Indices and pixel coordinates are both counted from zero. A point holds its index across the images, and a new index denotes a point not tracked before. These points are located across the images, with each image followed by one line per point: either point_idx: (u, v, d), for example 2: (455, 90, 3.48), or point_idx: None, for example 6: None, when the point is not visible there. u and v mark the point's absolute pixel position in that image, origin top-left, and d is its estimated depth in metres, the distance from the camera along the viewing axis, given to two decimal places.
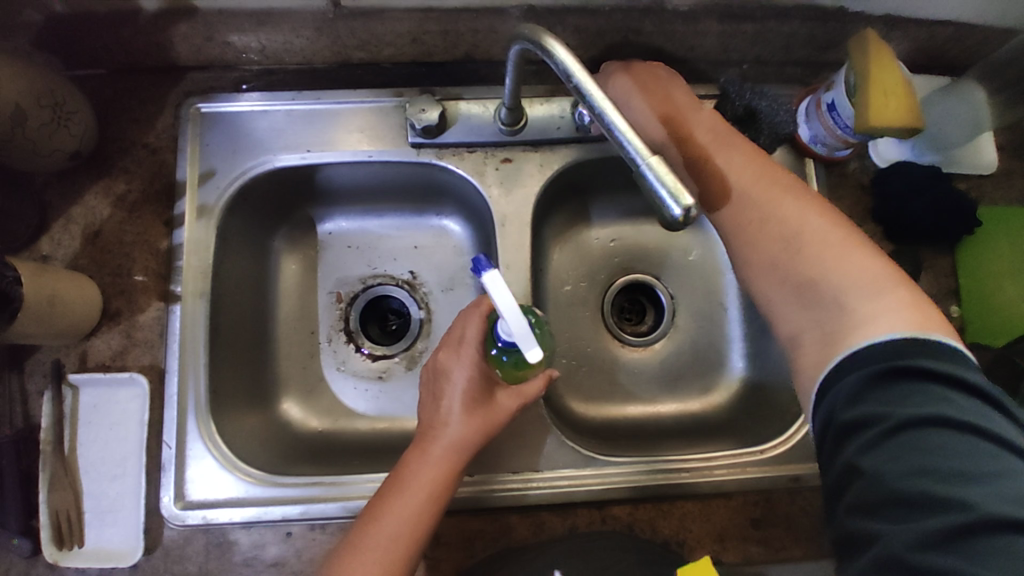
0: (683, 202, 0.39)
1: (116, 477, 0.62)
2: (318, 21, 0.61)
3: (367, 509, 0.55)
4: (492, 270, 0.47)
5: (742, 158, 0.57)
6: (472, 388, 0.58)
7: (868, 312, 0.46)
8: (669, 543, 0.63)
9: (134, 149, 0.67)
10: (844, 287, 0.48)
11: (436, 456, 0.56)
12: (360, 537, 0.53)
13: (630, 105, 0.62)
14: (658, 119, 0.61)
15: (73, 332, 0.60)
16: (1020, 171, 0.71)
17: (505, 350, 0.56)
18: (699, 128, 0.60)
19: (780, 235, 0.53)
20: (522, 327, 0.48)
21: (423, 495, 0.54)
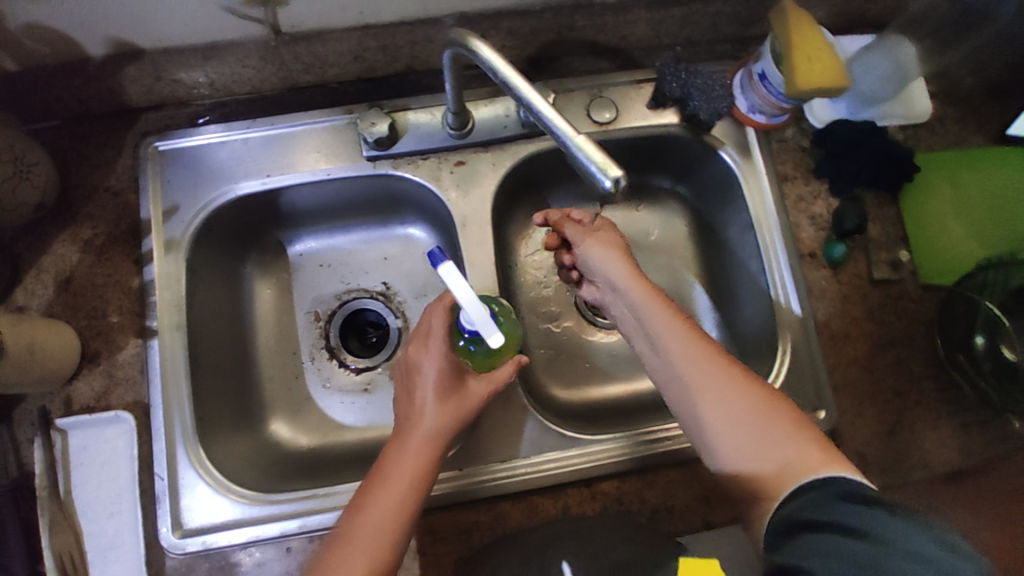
0: (611, 173, 0.42)
1: (113, 514, 0.63)
2: (261, 50, 0.64)
3: (353, 503, 0.56)
4: (449, 263, 0.51)
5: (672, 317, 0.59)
6: (444, 377, 0.60)
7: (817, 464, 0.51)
8: (657, 512, 0.65)
9: (96, 194, 0.68)
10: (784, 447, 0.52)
11: (416, 447, 0.58)
12: (349, 533, 0.54)
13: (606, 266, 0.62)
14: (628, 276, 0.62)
15: (54, 377, 0.61)
16: (953, 115, 0.74)
17: (472, 340, 0.62)
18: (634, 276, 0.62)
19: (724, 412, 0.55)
20: (482, 316, 0.51)
21: (405, 490, 0.56)
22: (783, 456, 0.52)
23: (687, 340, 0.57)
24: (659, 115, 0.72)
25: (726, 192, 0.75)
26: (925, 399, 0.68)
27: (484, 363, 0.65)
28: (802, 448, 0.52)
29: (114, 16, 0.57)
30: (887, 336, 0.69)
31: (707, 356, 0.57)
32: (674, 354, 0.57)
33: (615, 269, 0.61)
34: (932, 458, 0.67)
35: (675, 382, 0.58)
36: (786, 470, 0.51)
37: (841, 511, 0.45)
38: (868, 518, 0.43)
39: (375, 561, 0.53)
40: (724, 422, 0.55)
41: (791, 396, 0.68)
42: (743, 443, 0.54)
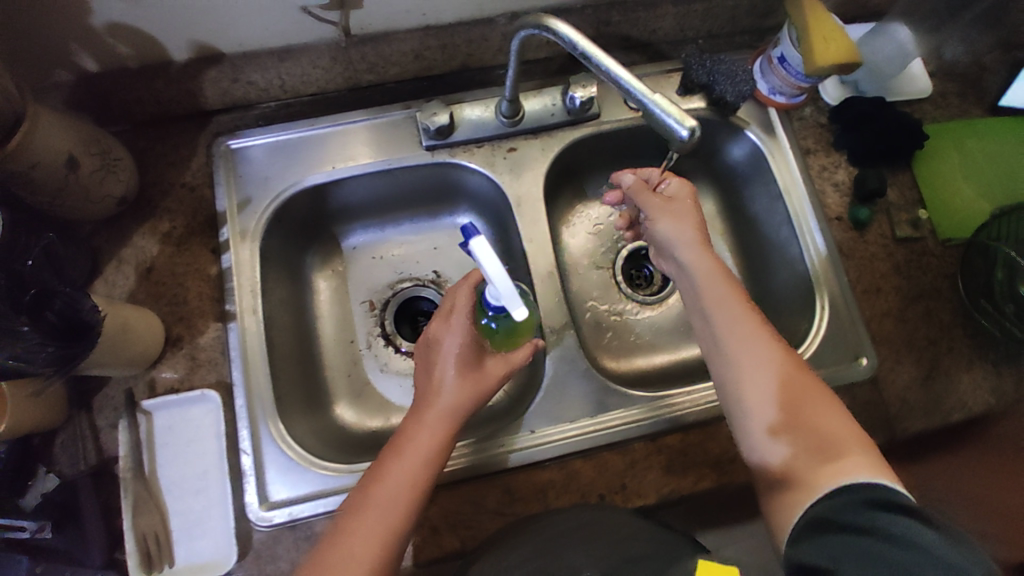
0: (687, 124, 0.47)
1: (199, 491, 0.64)
2: (332, 50, 0.70)
3: (371, 473, 0.59)
4: (481, 236, 0.51)
5: (736, 301, 0.64)
6: (465, 355, 0.64)
7: (851, 461, 0.55)
8: (721, 463, 0.69)
9: (172, 190, 0.72)
10: (827, 437, 0.57)
11: (431, 422, 0.61)
12: (366, 498, 0.57)
13: (685, 253, 0.66)
14: (704, 257, 0.66)
15: (141, 358, 0.64)
16: (954, 90, 0.82)
17: (494, 320, 0.63)
18: (706, 258, 0.65)
19: (757, 382, 0.61)
20: (508, 290, 0.52)
21: (420, 463, 0.59)
22: (810, 443, 0.57)
23: (733, 316, 0.63)
24: (688, 100, 0.80)
25: (754, 168, 0.81)
26: (957, 346, 0.73)
27: (504, 343, 0.67)
28: (848, 450, 0.56)
29: (202, 19, 0.63)
30: (915, 290, 0.74)
31: (754, 332, 0.63)
32: (728, 338, 0.63)
33: (688, 255, 0.66)
34: (969, 399, 0.71)
35: (723, 363, 0.63)
36: (814, 466, 0.56)
37: (870, 517, 0.48)
38: (889, 520, 0.47)
39: (389, 527, 0.56)
40: (763, 406, 0.60)
41: (831, 347, 0.73)
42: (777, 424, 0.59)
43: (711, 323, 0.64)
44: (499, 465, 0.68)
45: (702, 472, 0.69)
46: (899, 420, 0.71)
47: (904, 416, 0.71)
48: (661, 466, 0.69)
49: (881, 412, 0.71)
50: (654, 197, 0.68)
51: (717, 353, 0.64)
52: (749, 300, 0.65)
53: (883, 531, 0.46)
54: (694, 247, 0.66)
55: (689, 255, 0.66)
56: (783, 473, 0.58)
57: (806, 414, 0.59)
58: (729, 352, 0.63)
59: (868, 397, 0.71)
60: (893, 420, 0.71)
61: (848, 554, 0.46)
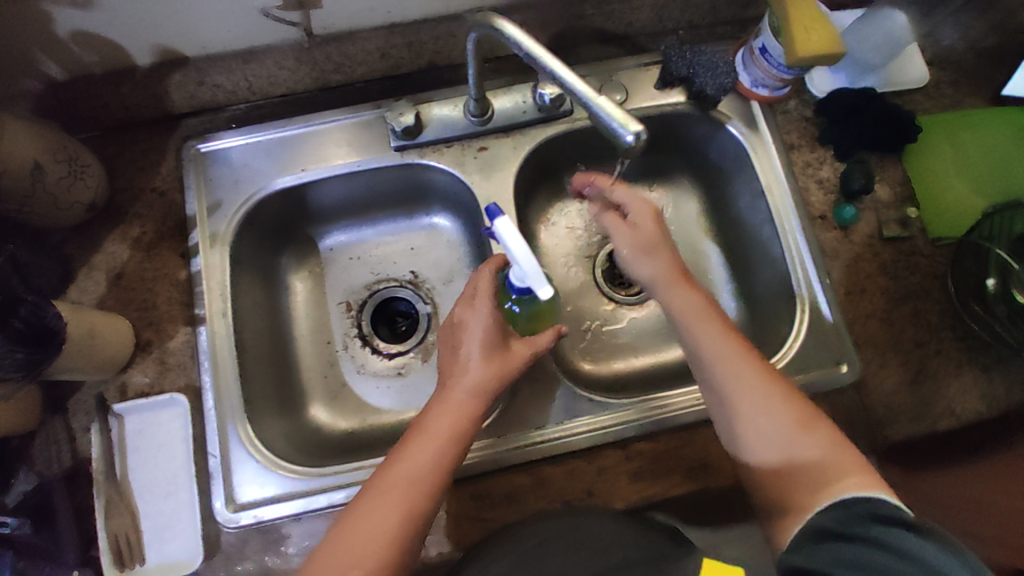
0: (631, 128, 0.46)
1: (169, 494, 0.65)
2: (295, 52, 0.69)
3: (384, 465, 0.60)
4: (506, 219, 0.52)
5: (719, 329, 0.62)
6: (489, 335, 0.64)
7: (845, 478, 0.54)
8: (696, 469, 0.67)
9: (143, 195, 0.72)
10: (819, 460, 0.56)
11: (458, 400, 0.62)
12: (381, 488, 0.57)
13: (665, 290, 0.64)
14: (685, 291, 0.64)
15: (110, 363, 0.65)
16: (950, 79, 0.77)
17: (518, 301, 0.66)
18: (687, 295, 0.64)
19: (749, 405, 0.59)
20: (532, 268, 0.52)
21: (444, 444, 0.60)
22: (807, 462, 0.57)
23: (717, 344, 0.61)
24: (667, 95, 0.77)
25: (736, 164, 0.79)
26: (945, 349, 0.70)
27: (527, 328, 0.70)
28: (842, 472, 0.55)
29: (164, 22, 0.63)
30: (902, 291, 0.71)
31: (739, 359, 0.61)
32: (714, 367, 0.61)
33: (670, 295, 0.64)
34: (958, 405, 0.68)
35: (709, 389, 0.62)
36: (813, 485, 0.55)
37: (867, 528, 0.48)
38: (884, 531, 0.47)
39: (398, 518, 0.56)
40: (761, 430, 0.59)
41: (813, 350, 0.70)
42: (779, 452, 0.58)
43: (702, 360, 0.62)
44: (465, 471, 0.67)
45: (676, 479, 0.67)
46: (884, 425, 0.68)
47: (890, 422, 0.68)
48: (632, 473, 0.67)
49: (864, 419, 0.68)
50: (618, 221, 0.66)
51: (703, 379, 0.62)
52: (730, 325, 0.63)
53: (878, 541, 0.46)
54: (673, 286, 0.64)
55: (670, 296, 0.64)
56: (780, 488, 0.57)
57: (813, 427, 0.58)
58: (722, 387, 0.61)
59: (850, 403, 0.68)
60: (877, 426, 0.68)
61: (839, 563, 0.46)
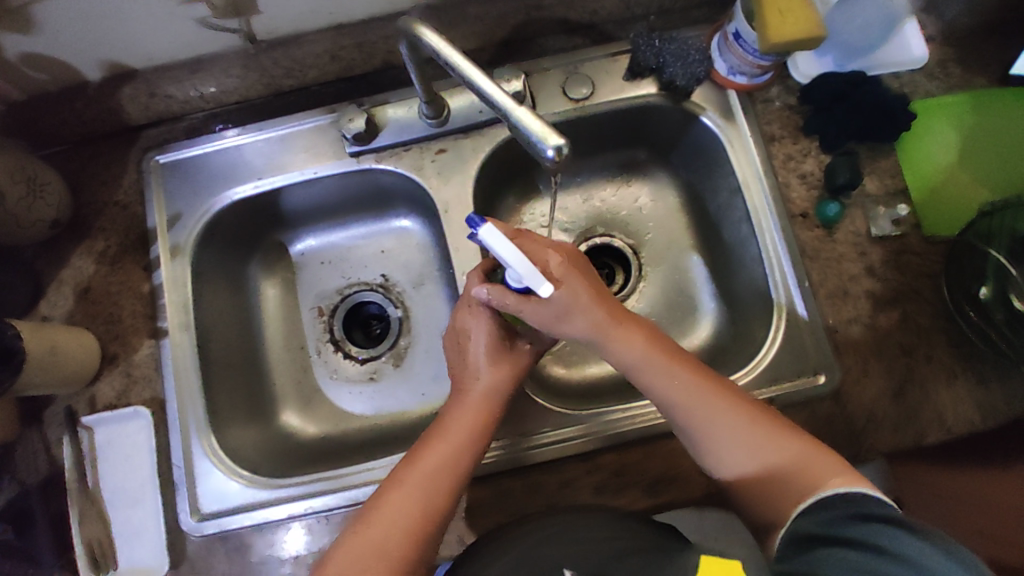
0: (550, 142, 0.43)
1: (137, 503, 0.67)
2: (242, 58, 0.68)
3: (390, 476, 0.59)
4: (489, 226, 0.48)
5: (673, 365, 0.60)
6: (495, 340, 0.63)
7: (818, 475, 0.53)
8: (656, 483, 0.65)
9: (107, 209, 0.73)
10: (795, 469, 0.54)
11: (473, 404, 0.62)
12: (389, 497, 0.57)
13: (609, 345, 0.60)
14: (628, 336, 0.60)
15: (76, 378, 0.66)
16: (954, 57, 0.70)
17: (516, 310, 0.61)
18: (635, 339, 0.60)
19: (716, 431, 0.57)
20: (529, 270, 0.50)
21: (455, 443, 0.60)
22: (794, 469, 0.54)
23: (672, 377, 0.59)
24: (637, 86, 0.72)
25: (712, 157, 0.74)
26: (938, 355, 0.64)
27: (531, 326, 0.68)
28: (821, 472, 0.53)
29: (105, 39, 0.62)
30: (890, 293, 0.66)
31: (697, 385, 0.59)
32: (674, 404, 0.59)
33: (621, 348, 0.60)
34: (949, 415, 0.63)
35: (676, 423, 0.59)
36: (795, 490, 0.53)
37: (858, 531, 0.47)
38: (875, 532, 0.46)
39: (407, 525, 0.56)
40: (735, 452, 0.57)
41: (788, 359, 0.66)
42: (751, 465, 0.56)
43: (669, 408, 0.59)
44: None
45: (636, 493, 0.65)
46: (865, 438, 0.63)
47: (871, 434, 0.63)
48: (592, 486, 0.66)
49: (841, 430, 0.64)
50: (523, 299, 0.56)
51: (668, 413, 0.60)
52: (684, 355, 0.61)
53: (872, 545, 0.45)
54: (616, 332, 0.60)
55: (614, 347, 0.60)
56: (770, 500, 0.55)
57: (783, 436, 0.56)
58: (686, 427, 0.59)
59: (828, 413, 0.64)
60: (857, 439, 0.63)
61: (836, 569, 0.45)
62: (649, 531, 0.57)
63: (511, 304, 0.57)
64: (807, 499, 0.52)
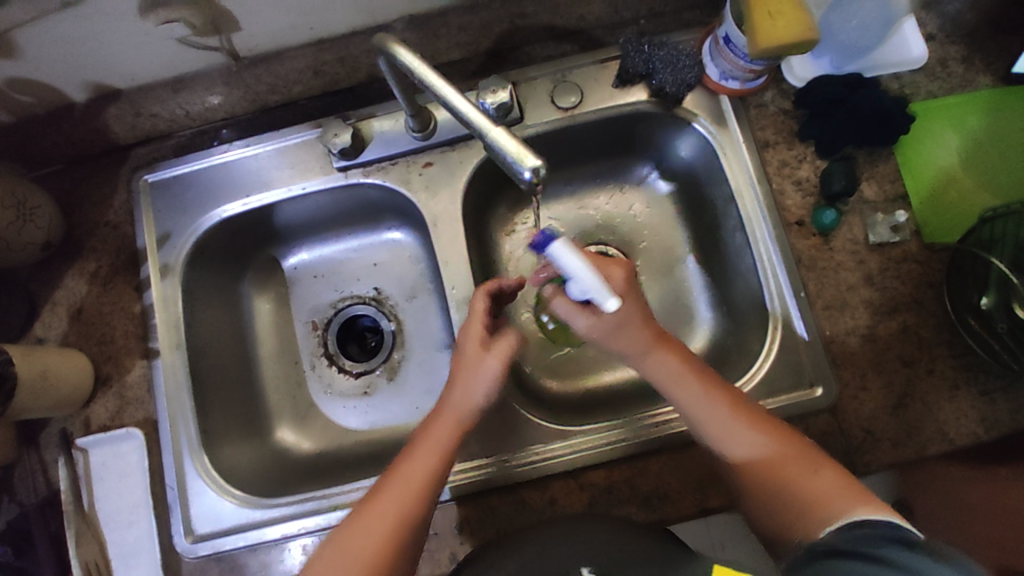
0: (527, 164, 0.42)
1: (132, 523, 0.68)
2: (224, 76, 0.67)
3: (371, 491, 0.58)
4: (561, 242, 0.50)
5: (703, 382, 0.60)
6: (477, 349, 0.62)
7: (838, 504, 0.51)
8: (648, 500, 0.64)
9: (98, 229, 0.73)
10: (813, 495, 0.52)
11: (450, 417, 0.60)
12: (365, 512, 0.56)
13: (643, 362, 0.62)
14: (663, 353, 0.61)
15: (70, 400, 0.67)
16: (954, 56, 0.68)
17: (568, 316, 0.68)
18: (672, 356, 0.61)
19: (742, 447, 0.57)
20: (597, 286, 0.51)
21: (438, 448, 0.59)
22: (812, 495, 0.52)
23: (700, 394, 0.59)
24: (627, 93, 0.70)
25: (706, 164, 0.72)
26: (939, 367, 0.62)
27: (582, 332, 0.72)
28: (838, 497, 0.51)
29: (86, 61, 0.62)
30: (890, 303, 0.64)
31: (722, 403, 0.58)
32: (699, 418, 0.59)
33: (654, 365, 0.61)
34: (951, 428, 0.61)
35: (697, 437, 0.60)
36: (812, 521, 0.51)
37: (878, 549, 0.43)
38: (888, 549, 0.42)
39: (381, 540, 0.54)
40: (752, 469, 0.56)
41: (783, 371, 0.65)
42: (768, 484, 0.55)
43: (692, 421, 0.59)
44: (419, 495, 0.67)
45: (628, 510, 0.64)
46: (862, 452, 0.62)
47: (870, 449, 0.62)
48: (584, 503, 0.65)
49: (839, 444, 0.62)
50: (576, 312, 0.61)
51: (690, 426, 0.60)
52: (711, 372, 0.61)
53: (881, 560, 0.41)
54: (652, 352, 0.61)
55: (646, 364, 0.62)
56: (783, 522, 0.53)
57: (797, 460, 0.55)
58: (706, 439, 0.59)
59: (825, 428, 0.63)
60: (855, 453, 0.62)
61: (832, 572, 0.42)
62: (644, 542, 0.56)
63: (566, 313, 0.62)
64: (834, 523, 0.49)
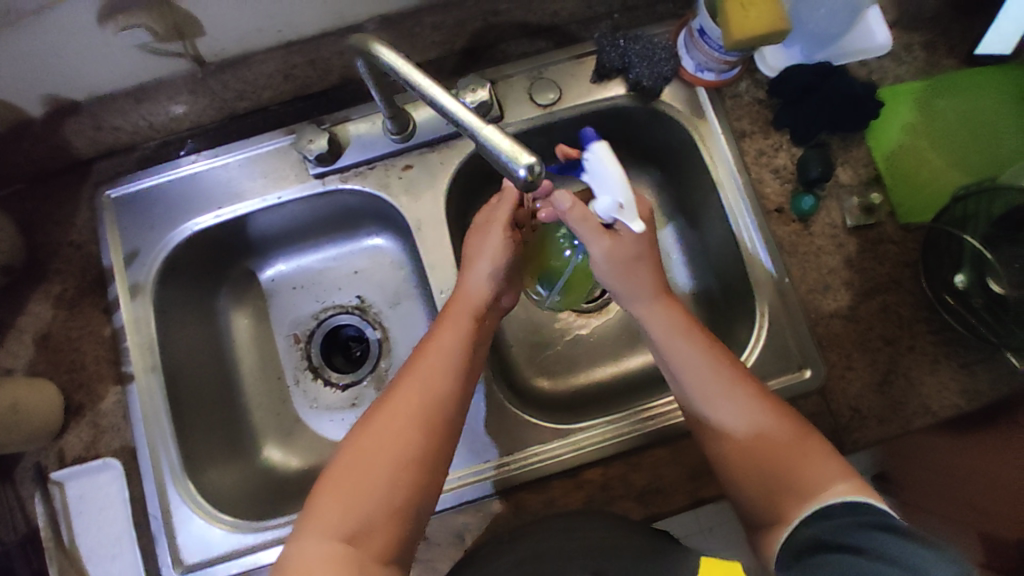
0: (523, 162, 0.41)
1: (116, 557, 0.64)
2: (189, 83, 0.65)
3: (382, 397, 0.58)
4: (604, 142, 0.49)
5: (707, 343, 0.59)
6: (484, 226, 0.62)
7: (824, 482, 0.52)
8: (645, 494, 0.64)
9: (60, 250, 0.69)
10: (799, 470, 0.54)
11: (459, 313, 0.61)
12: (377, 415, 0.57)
13: (641, 308, 0.61)
14: (665, 313, 0.60)
15: (42, 433, 0.63)
16: (916, 41, 0.70)
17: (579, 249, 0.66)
18: (676, 313, 0.60)
19: (740, 419, 0.57)
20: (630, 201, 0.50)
21: (445, 352, 0.59)
22: (798, 471, 0.54)
23: (701, 357, 0.58)
24: (605, 88, 0.70)
25: (686, 155, 0.73)
26: (919, 343, 0.64)
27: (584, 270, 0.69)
28: (823, 475, 0.53)
29: (40, 74, 0.58)
30: (870, 284, 0.65)
31: (721, 369, 0.58)
32: (695, 385, 0.58)
33: (654, 314, 0.60)
34: (934, 402, 0.63)
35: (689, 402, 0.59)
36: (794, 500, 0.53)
37: (863, 537, 0.45)
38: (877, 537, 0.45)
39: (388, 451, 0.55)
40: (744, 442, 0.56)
41: (773, 356, 0.66)
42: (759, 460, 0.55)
43: (685, 383, 0.59)
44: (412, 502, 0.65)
45: (626, 505, 0.64)
46: (850, 431, 0.63)
47: (858, 428, 0.63)
48: (582, 501, 0.64)
49: (830, 425, 0.63)
50: (600, 232, 0.56)
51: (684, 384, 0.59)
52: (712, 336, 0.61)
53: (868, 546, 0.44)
54: (653, 304, 0.60)
55: (643, 310, 0.60)
56: (761, 500, 0.55)
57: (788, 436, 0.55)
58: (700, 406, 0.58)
59: (815, 410, 0.64)
60: (843, 432, 0.63)
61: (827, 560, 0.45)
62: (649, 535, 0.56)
63: (584, 234, 0.56)
64: (813, 504, 0.52)
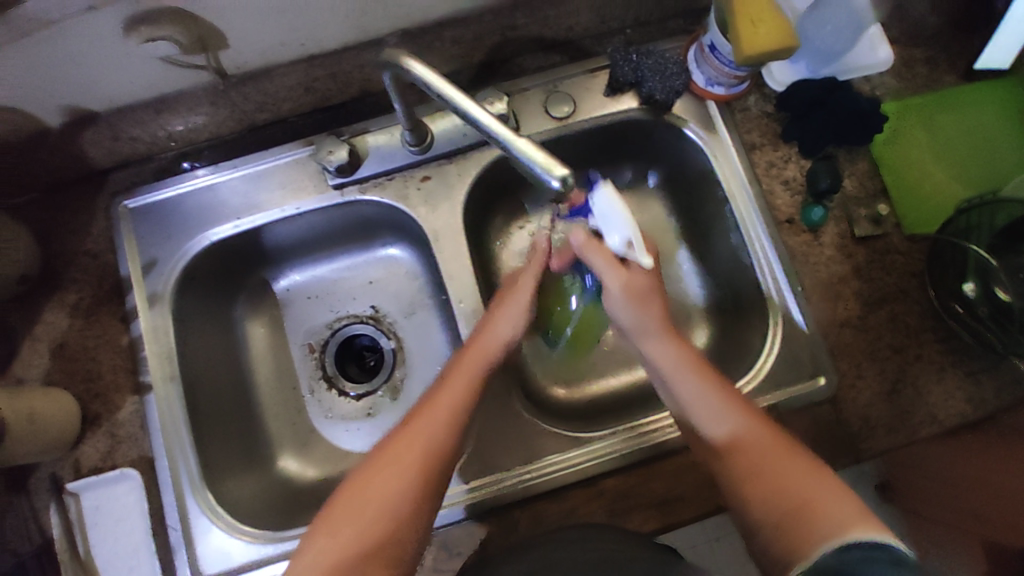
0: (556, 173, 0.42)
1: (133, 568, 0.64)
2: (210, 95, 0.65)
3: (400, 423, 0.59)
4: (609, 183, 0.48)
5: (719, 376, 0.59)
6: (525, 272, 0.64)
7: (842, 520, 0.49)
8: (663, 502, 0.65)
9: (76, 259, 0.69)
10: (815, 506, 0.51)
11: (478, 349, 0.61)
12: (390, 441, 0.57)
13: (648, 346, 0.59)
14: (674, 347, 0.59)
15: (59, 443, 0.62)
16: (918, 58, 0.72)
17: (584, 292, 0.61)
18: (684, 347, 0.59)
19: (753, 453, 0.55)
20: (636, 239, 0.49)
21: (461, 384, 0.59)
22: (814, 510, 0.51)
23: (713, 389, 0.57)
24: (618, 101, 0.72)
25: (697, 167, 0.74)
26: (927, 353, 0.66)
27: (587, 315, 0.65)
28: (840, 515, 0.50)
29: (63, 86, 0.59)
30: (878, 294, 0.67)
31: (737, 400, 0.57)
32: (705, 415, 0.57)
33: (660, 349, 0.59)
34: (941, 410, 0.64)
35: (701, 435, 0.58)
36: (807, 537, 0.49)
37: None
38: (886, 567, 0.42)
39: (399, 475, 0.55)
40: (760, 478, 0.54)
41: (785, 364, 0.67)
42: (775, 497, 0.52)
43: (697, 416, 0.58)
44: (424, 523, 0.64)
45: (643, 514, 0.65)
46: (862, 438, 0.64)
47: (869, 434, 0.64)
48: (600, 509, 0.65)
49: (842, 432, 0.65)
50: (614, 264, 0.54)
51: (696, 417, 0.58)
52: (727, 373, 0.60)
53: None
54: (660, 338, 0.58)
55: (651, 347, 0.59)
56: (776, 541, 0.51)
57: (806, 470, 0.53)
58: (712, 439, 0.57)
59: (828, 417, 0.65)
60: (856, 438, 0.64)
61: None
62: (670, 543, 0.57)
63: (600, 266, 0.54)
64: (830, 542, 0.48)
